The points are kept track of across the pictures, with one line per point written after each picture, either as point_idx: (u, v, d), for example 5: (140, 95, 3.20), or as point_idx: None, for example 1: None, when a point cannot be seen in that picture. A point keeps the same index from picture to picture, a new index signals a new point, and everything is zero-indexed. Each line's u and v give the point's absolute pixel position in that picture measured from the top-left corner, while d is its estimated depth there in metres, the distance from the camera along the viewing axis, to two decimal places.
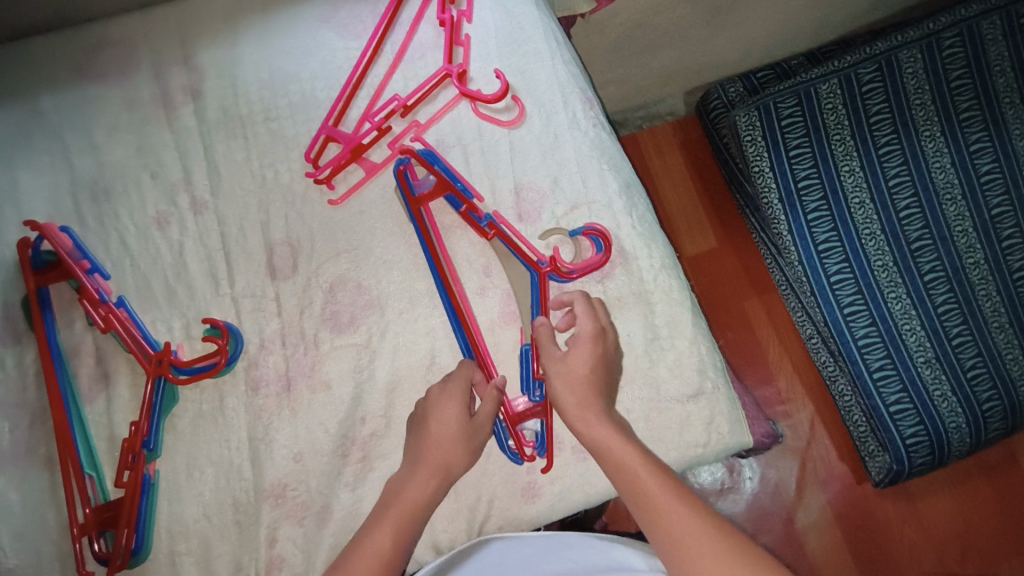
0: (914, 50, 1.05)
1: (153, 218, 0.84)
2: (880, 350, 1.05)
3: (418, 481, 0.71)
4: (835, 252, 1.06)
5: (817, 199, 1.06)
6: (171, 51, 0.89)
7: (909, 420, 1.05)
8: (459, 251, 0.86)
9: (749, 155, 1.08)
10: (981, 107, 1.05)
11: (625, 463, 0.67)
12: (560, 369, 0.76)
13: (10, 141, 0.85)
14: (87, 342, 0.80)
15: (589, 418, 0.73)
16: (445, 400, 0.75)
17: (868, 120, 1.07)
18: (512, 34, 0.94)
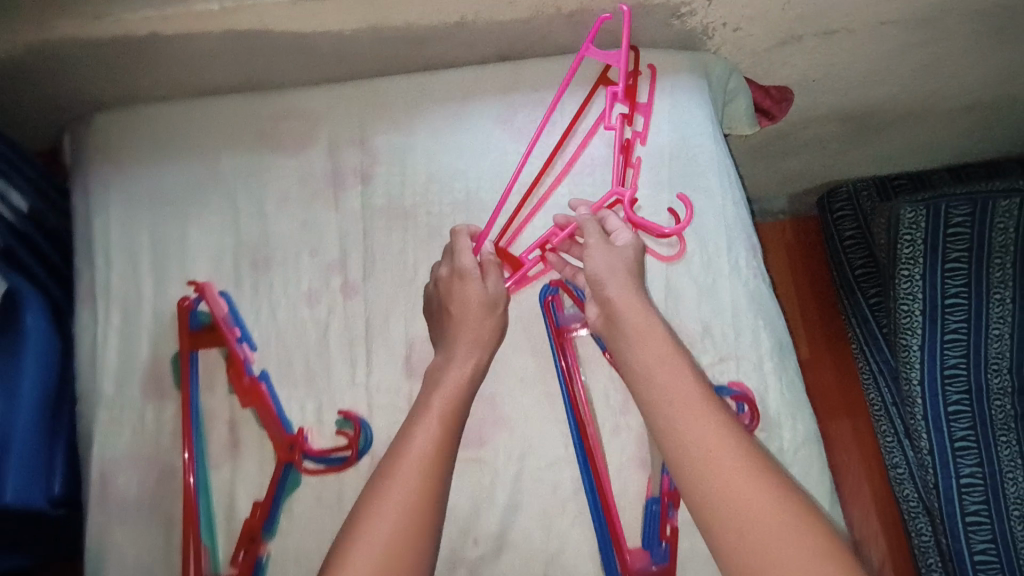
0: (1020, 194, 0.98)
1: (304, 294, 0.85)
2: (978, 494, 1.08)
3: (461, 364, 0.75)
4: (959, 381, 1.09)
5: (959, 320, 1.06)
6: (350, 129, 0.90)
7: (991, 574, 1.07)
8: (596, 385, 0.84)
9: (902, 254, 1.06)
10: None
11: (679, 404, 0.66)
12: (638, 338, 0.71)
13: (187, 194, 0.87)
14: (223, 409, 0.81)
15: (669, 396, 0.67)
16: (458, 287, 0.79)
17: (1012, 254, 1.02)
18: (686, 165, 0.92)
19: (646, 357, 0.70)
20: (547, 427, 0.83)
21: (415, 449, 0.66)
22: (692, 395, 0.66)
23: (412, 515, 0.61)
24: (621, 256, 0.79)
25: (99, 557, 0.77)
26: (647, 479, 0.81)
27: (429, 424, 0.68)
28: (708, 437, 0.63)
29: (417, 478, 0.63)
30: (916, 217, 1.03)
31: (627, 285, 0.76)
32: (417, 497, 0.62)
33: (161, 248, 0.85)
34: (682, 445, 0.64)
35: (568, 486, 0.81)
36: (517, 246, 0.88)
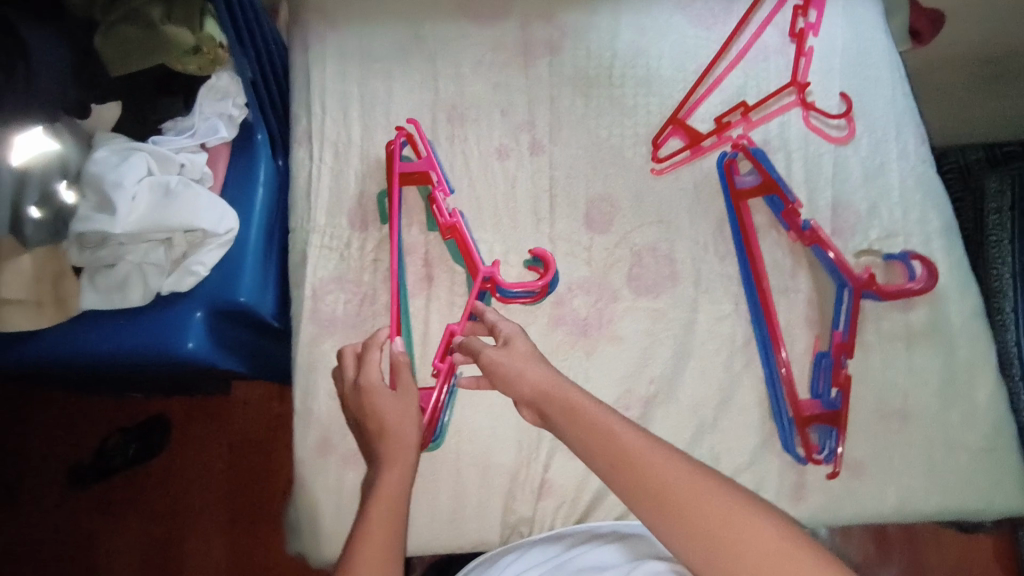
0: None
1: (495, 149, 0.93)
2: None
3: (389, 475, 0.66)
4: None
5: None
6: (539, 7, 0.97)
7: None
8: (767, 250, 0.89)
9: (990, 223, 1.13)
10: None
11: (613, 438, 0.60)
12: (567, 413, 0.64)
13: (392, 54, 0.95)
14: (421, 244, 0.89)
15: (606, 432, 0.61)
16: (374, 401, 0.71)
17: None
18: (858, 56, 0.96)
19: (584, 436, 0.62)
20: (718, 284, 0.88)
21: (386, 488, 0.64)
22: (640, 443, 0.60)
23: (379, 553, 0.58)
24: (512, 351, 0.72)
25: (309, 362, 0.85)
26: (814, 336, 0.86)
27: (393, 480, 0.65)
28: (675, 475, 0.57)
29: (387, 515, 0.61)
30: (1000, 189, 1.15)
31: (527, 354, 0.71)
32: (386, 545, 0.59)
33: (369, 99, 0.93)
34: (645, 502, 0.56)
35: (738, 338, 0.86)
36: (692, 120, 0.94)
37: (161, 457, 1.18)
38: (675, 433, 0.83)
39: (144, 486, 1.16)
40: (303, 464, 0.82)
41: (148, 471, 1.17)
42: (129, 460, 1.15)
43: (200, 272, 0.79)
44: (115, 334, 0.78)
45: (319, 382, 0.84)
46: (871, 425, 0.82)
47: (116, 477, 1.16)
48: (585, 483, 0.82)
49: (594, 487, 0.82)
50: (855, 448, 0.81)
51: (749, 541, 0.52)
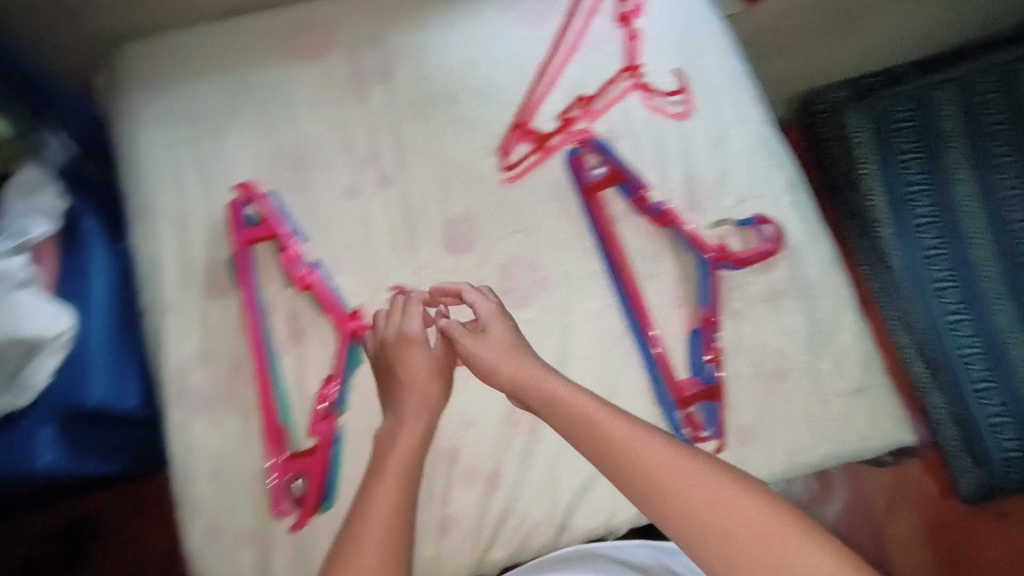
0: (948, 93, 1.46)
1: (343, 188, 0.90)
2: (971, 334, 1.38)
3: (407, 431, 0.70)
4: (942, 259, 1.40)
5: (927, 203, 1.42)
6: (365, 33, 0.94)
7: (992, 402, 1.36)
8: (631, 238, 0.88)
9: (858, 157, 1.46)
10: (966, 138, 1.43)
11: (596, 425, 0.64)
12: (546, 402, 0.68)
13: (218, 108, 0.91)
14: (282, 300, 0.86)
15: (593, 427, 0.64)
16: (405, 352, 0.76)
17: (938, 135, 1.45)
18: (686, 31, 0.97)
19: (565, 403, 0.67)
20: (588, 283, 0.87)
21: (399, 444, 0.69)
22: (620, 423, 0.64)
23: (395, 516, 0.62)
24: (493, 342, 0.74)
25: (185, 447, 0.81)
26: (685, 315, 0.86)
27: (411, 432, 0.70)
28: (657, 460, 0.61)
29: (398, 480, 0.65)
30: (860, 124, 1.48)
31: (508, 351, 0.73)
32: (396, 505, 0.63)
33: (204, 161, 0.89)
34: (633, 486, 0.61)
35: (614, 332, 0.86)
36: (537, 121, 0.92)
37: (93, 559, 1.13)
38: (566, 437, 0.84)
39: None
40: (195, 554, 0.79)
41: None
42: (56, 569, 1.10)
43: (41, 380, 0.74)
44: None
45: (198, 465, 0.81)
46: (751, 391, 0.84)
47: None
48: (487, 508, 0.82)
49: (497, 510, 0.82)
50: (738, 416, 0.83)
51: (728, 510, 0.57)
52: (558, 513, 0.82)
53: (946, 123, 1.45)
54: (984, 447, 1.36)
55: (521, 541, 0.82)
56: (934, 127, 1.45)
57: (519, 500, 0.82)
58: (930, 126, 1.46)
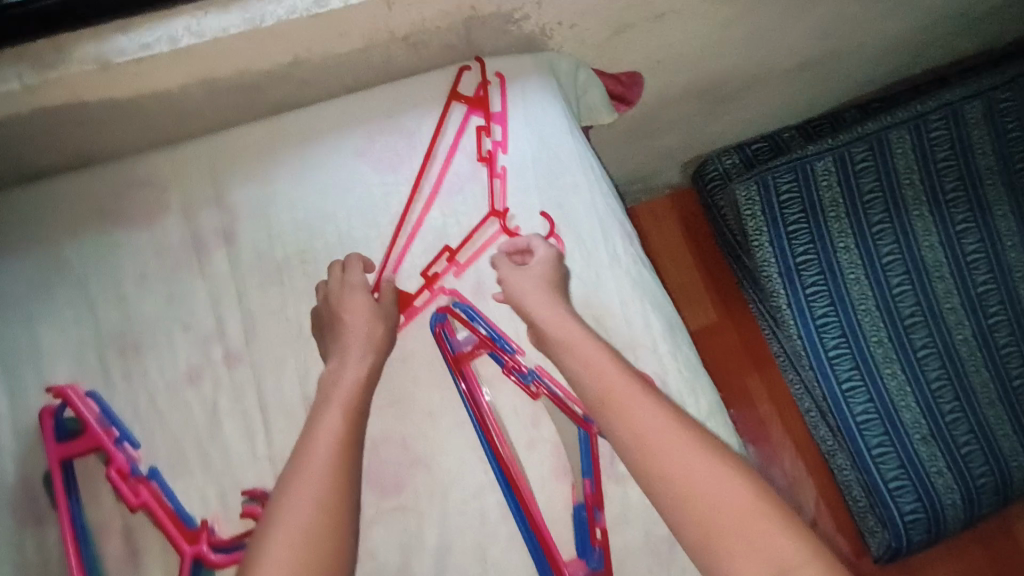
0: (827, 162, 1.44)
1: (185, 374, 0.80)
2: (862, 396, 1.42)
3: (349, 370, 0.74)
4: (833, 328, 1.42)
5: (815, 274, 1.43)
6: (201, 190, 0.85)
7: (889, 463, 1.40)
8: (504, 404, 0.83)
9: (751, 229, 1.45)
10: (847, 206, 1.45)
11: (610, 382, 0.71)
12: (587, 366, 0.73)
13: (32, 292, 0.80)
14: (115, 519, 0.74)
15: (606, 392, 0.71)
16: (348, 298, 0.79)
17: (822, 207, 1.44)
18: (551, 166, 0.93)
19: (577, 359, 0.75)
20: (465, 458, 0.81)
21: (349, 379, 0.73)
22: (636, 394, 0.70)
23: (338, 474, 0.64)
24: (534, 275, 0.83)
25: None
26: (569, 487, 0.82)
27: (356, 369, 0.74)
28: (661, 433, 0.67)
29: (342, 408, 0.70)
30: (750, 195, 1.45)
31: (551, 305, 0.80)
32: (342, 447, 0.66)
33: (12, 358, 0.77)
34: (633, 455, 0.67)
35: (495, 511, 0.80)
36: (399, 280, 0.86)
37: None
38: None
39: None
40: None
41: None
42: None
43: None
44: None
45: None
46: (643, 559, 0.80)
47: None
48: None
49: None
50: None
51: (703, 485, 0.63)
52: None
53: (825, 193, 1.45)
54: (887, 512, 1.41)
55: None
56: (816, 199, 1.44)
57: None
58: (812, 196, 1.45)
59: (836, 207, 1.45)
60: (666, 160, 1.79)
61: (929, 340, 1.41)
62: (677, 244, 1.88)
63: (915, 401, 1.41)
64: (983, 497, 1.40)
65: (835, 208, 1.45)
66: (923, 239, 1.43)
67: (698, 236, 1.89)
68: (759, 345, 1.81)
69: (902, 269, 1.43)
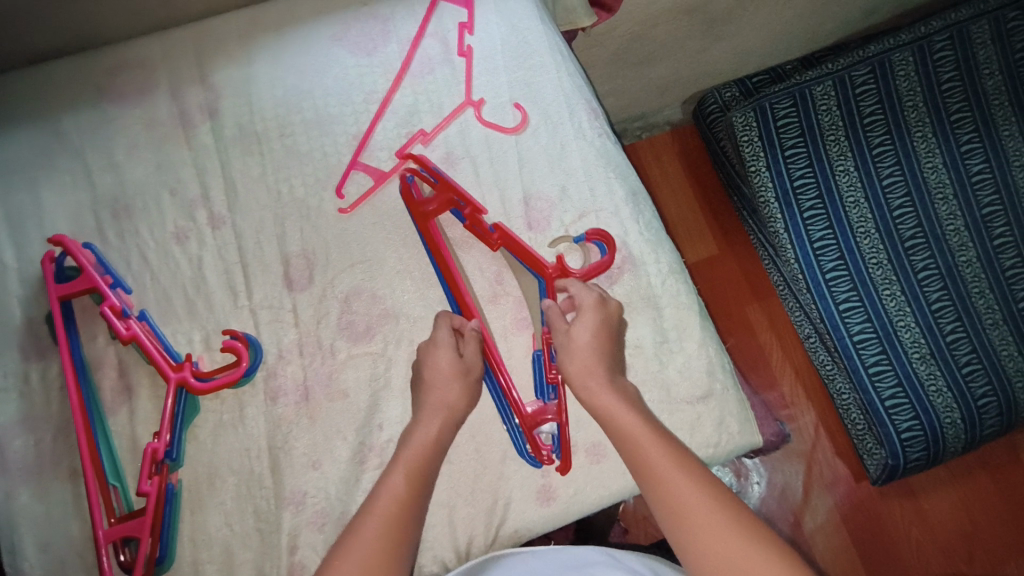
0: (826, 87, 1.36)
1: (173, 234, 0.87)
2: (859, 315, 1.33)
3: (425, 428, 0.76)
4: (830, 250, 1.35)
5: (812, 197, 1.36)
6: (189, 71, 0.92)
7: (887, 380, 1.32)
8: (470, 260, 0.88)
9: (749, 155, 1.38)
10: (845, 128, 1.36)
11: (628, 430, 0.73)
12: (607, 411, 0.75)
13: (35, 161, 0.87)
14: (110, 354, 0.82)
15: (627, 436, 0.73)
16: (431, 356, 0.80)
17: (822, 133, 1.36)
18: (517, 48, 0.96)
19: (607, 407, 0.75)
20: (430, 310, 0.86)
21: (418, 439, 0.75)
22: (654, 437, 0.72)
23: (396, 521, 0.68)
24: (586, 334, 0.79)
25: (9, 519, 0.77)
26: (530, 335, 0.86)
27: (428, 428, 0.76)
28: (710, 514, 0.65)
29: (410, 462, 0.73)
30: (749, 122, 1.37)
31: (590, 368, 0.78)
32: (404, 502, 0.70)
33: (17, 214, 0.85)
34: (679, 538, 0.66)
35: None
36: (372, 151, 0.92)
37: None
38: None
39: None
40: None
41: None
42: None
43: None
44: None
45: (25, 536, 0.77)
46: None
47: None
48: None
49: None
50: (583, 433, 0.83)
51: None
52: None
53: (824, 117, 1.36)
54: (885, 430, 1.34)
55: None
56: (816, 123, 1.36)
57: None
58: (812, 121, 1.36)
59: (836, 132, 1.36)
60: (664, 91, 1.80)
61: (932, 261, 1.33)
62: (675, 178, 1.89)
63: (915, 324, 1.32)
64: (983, 419, 1.32)
65: (835, 133, 1.36)
66: (926, 161, 1.33)
67: (698, 171, 1.90)
68: (759, 277, 1.79)
69: (904, 190, 1.34)
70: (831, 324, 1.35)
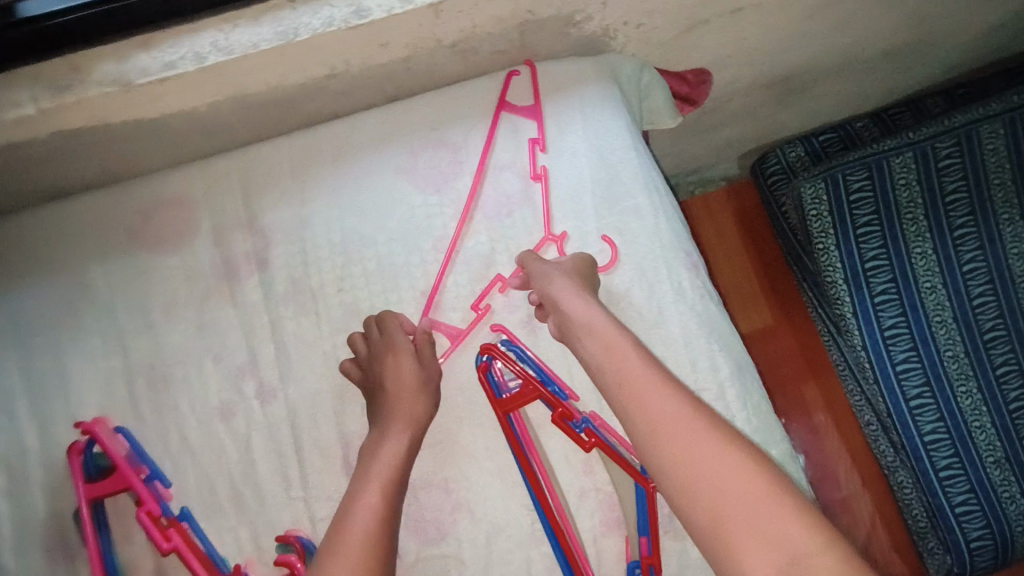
0: (907, 157, 1.11)
1: (217, 409, 0.76)
2: (930, 413, 1.12)
3: (393, 442, 0.69)
4: (902, 339, 1.12)
5: (885, 280, 1.12)
6: (235, 211, 0.80)
7: (958, 487, 1.11)
8: (553, 450, 0.77)
9: (815, 231, 1.14)
10: (925, 204, 1.12)
11: (625, 367, 0.66)
12: (607, 354, 0.68)
13: (61, 318, 0.77)
14: (147, 558, 0.72)
15: (624, 376, 0.66)
16: (388, 362, 0.73)
17: (899, 209, 1.12)
18: (608, 184, 0.84)
19: (596, 347, 0.69)
20: (509, 507, 0.76)
21: (383, 456, 0.67)
22: (651, 379, 0.65)
23: (371, 554, 0.60)
24: (563, 268, 0.76)
25: None
26: (624, 543, 0.75)
27: (394, 446, 0.68)
28: (732, 480, 0.58)
29: (380, 489, 0.65)
30: (817, 193, 1.12)
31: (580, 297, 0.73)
32: (375, 535, 0.61)
33: (38, 387, 0.75)
34: (696, 505, 0.58)
35: (540, 564, 0.75)
36: (442, 310, 0.80)
37: None
38: None
39: None
40: None
41: None
42: None
43: None
44: None
45: None
46: None
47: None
48: None
49: None
50: None
51: (789, 536, 0.54)
52: None
53: (903, 193, 1.12)
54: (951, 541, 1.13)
55: None
56: (893, 199, 1.12)
57: None
58: (888, 194, 1.12)
59: (916, 209, 1.12)
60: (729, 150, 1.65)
61: (1011, 356, 1.10)
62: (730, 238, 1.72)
63: (992, 428, 1.11)
64: None
65: (914, 210, 1.12)
66: (1013, 246, 1.10)
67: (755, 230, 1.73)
68: (817, 352, 1.65)
69: (986, 276, 1.11)
70: (897, 422, 1.13)
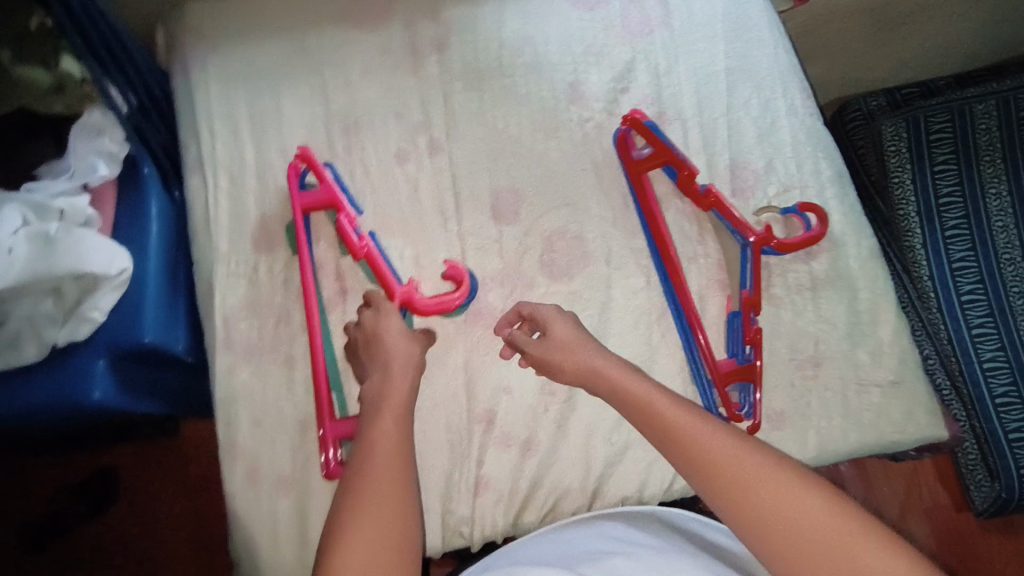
0: (988, 106, 1.16)
1: (394, 154, 0.92)
2: (992, 341, 1.11)
3: (373, 456, 0.61)
4: (970, 272, 1.13)
5: (958, 216, 1.15)
6: (423, 6, 0.97)
7: (1013, 414, 1.10)
8: (671, 215, 0.91)
9: (891, 165, 1.18)
10: (1003, 152, 1.16)
11: (648, 404, 0.65)
12: (616, 393, 0.68)
13: (279, 69, 0.94)
14: (330, 259, 0.88)
15: (650, 403, 0.65)
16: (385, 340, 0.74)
17: (977, 150, 1.16)
18: (737, 19, 0.98)
19: (618, 381, 0.68)
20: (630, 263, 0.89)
21: (374, 462, 0.61)
22: (677, 407, 0.63)
23: (392, 527, 0.56)
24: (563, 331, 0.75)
25: (228, 393, 0.83)
26: (723, 298, 0.88)
27: (389, 451, 0.62)
28: (791, 504, 0.54)
29: (388, 452, 0.62)
30: (897, 131, 1.18)
31: (579, 335, 0.74)
32: (396, 495, 0.59)
33: (257, 118, 0.92)
34: (763, 539, 0.54)
35: (652, 309, 0.88)
36: (586, 100, 0.95)
37: (115, 509, 1.18)
38: (600, 410, 0.86)
39: (102, 542, 1.16)
40: (234, 493, 0.80)
41: (106, 520, 1.17)
42: (80, 516, 1.13)
43: (97, 316, 0.76)
44: (17, 393, 0.75)
45: (240, 411, 0.83)
46: (787, 375, 0.85)
47: (66, 538, 1.15)
48: (521, 472, 0.83)
49: (530, 476, 0.83)
50: (773, 401, 0.84)
51: (863, 560, 0.50)
52: (592, 481, 0.83)
53: (981, 136, 1.16)
54: (999, 461, 1.12)
55: (551, 509, 0.83)
56: (970, 140, 1.16)
57: (554, 467, 0.84)
58: (966, 137, 1.17)
59: (994, 153, 1.16)
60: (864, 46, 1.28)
61: None
62: None
63: None
64: None
65: (992, 153, 1.16)
66: None
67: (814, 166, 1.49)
68: None
69: None
70: (958, 349, 1.13)
